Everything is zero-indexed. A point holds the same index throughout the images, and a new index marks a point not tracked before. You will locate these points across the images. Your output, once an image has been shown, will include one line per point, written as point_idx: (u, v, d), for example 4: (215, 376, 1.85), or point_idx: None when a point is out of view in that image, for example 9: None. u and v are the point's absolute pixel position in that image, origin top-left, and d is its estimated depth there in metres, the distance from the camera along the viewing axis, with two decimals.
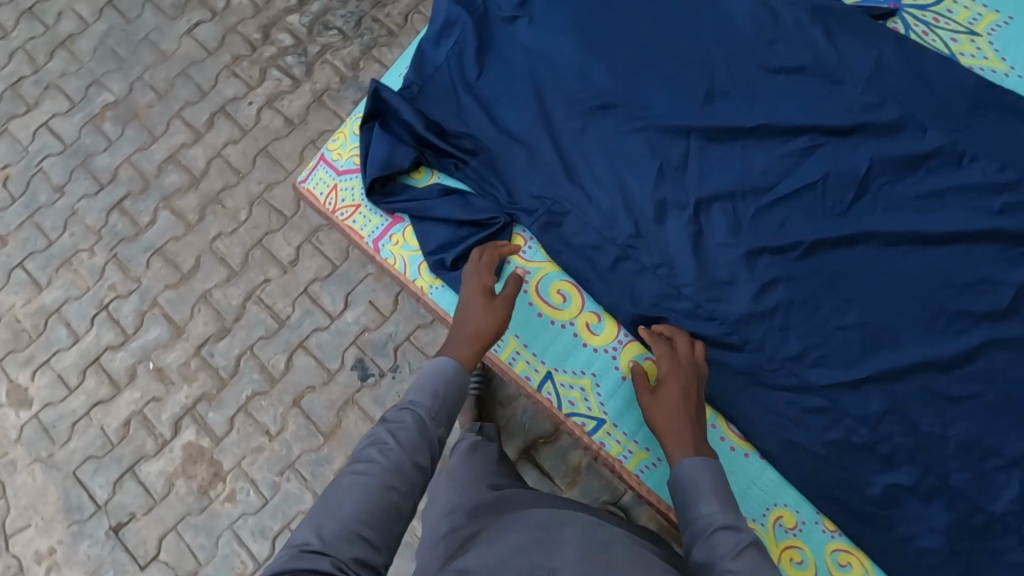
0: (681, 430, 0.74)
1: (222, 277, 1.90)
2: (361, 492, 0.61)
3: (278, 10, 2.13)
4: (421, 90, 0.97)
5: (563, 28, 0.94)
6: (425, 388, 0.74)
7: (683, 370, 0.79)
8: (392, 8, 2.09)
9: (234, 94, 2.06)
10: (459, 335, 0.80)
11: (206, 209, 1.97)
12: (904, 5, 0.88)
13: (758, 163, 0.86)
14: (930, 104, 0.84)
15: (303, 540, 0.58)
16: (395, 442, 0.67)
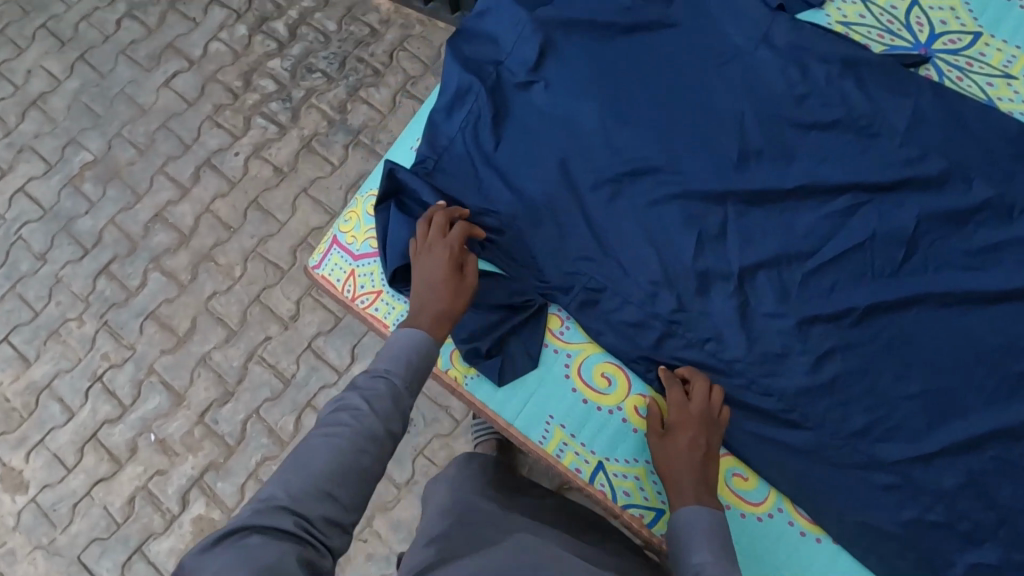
0: (685, 480, 0.73)
1: (221, 337, 1.72)
2: (332, 453, 0.62)
3: (258, 54, 1.97)
4: (438, 165, 0.92)
5: (582, 92, 0.89)
6: (396, 355, 0.73)
7: (695, 419, 0.77)
8: (375, 47, 1.94)
9: (218, 145, 1.90)
10: (422, 312, 0.79)
11: (198, 267, 1.79)
12: (934, 51, 0.85)
13: (802, 227, 0.82)
14: (975, 156, 0.80)
15: (270, 497, 0.58)
16: (366, 407, 0.67)
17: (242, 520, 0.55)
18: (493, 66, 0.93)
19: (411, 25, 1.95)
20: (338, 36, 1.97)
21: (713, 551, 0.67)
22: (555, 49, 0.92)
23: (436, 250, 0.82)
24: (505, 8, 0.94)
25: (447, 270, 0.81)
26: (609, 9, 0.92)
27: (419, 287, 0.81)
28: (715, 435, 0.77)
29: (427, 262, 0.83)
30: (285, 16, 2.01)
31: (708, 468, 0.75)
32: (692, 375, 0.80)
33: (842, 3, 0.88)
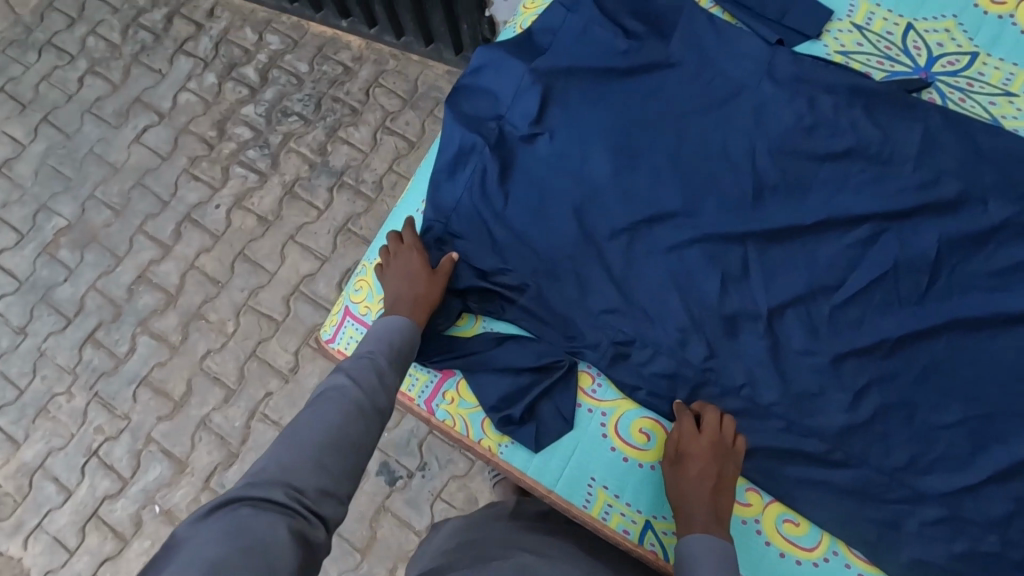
0: (692, 509, 0.71)
1: (219, 397, 1.64)
2: (321, 425, 0.61)
3: (230, 102, 1.91)
4: (447, 226, 0.89)
5: (589, 142, 0.88)
6: (375, 338, 0.75)
7: (706, 449, 0.75)
8: (350, 85, 1.89)
9: (197, 198, 1.83)
10: (398, 302, 0.81)
11: (189, 326, 1.71)
12: (933, 74, 0.85)
13: (825, 261, 0.81)
14: (989, 176, 0.80)
15: (260, 472, 0.56)
16: (351, 383, 0.67)
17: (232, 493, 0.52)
18: (494, 122, 0.91)
19: (384, 59, 1.90)
20: (310, 77, 1.92)
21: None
22: (557, 99, 0.90)
23: (404, 252, 0.86)
24: (501, 62, 0.92)
25: (416, 265, 0.84)
26: (608, 54, 0.90)
27: (391, 286, 0.83)
28: (729, 466, 0.75)
29: (395, 266, 0.86)
30: (254, 61, 1.95)
31: (719, 500, 0.72)
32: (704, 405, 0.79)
33: (839, 32, 0.88)
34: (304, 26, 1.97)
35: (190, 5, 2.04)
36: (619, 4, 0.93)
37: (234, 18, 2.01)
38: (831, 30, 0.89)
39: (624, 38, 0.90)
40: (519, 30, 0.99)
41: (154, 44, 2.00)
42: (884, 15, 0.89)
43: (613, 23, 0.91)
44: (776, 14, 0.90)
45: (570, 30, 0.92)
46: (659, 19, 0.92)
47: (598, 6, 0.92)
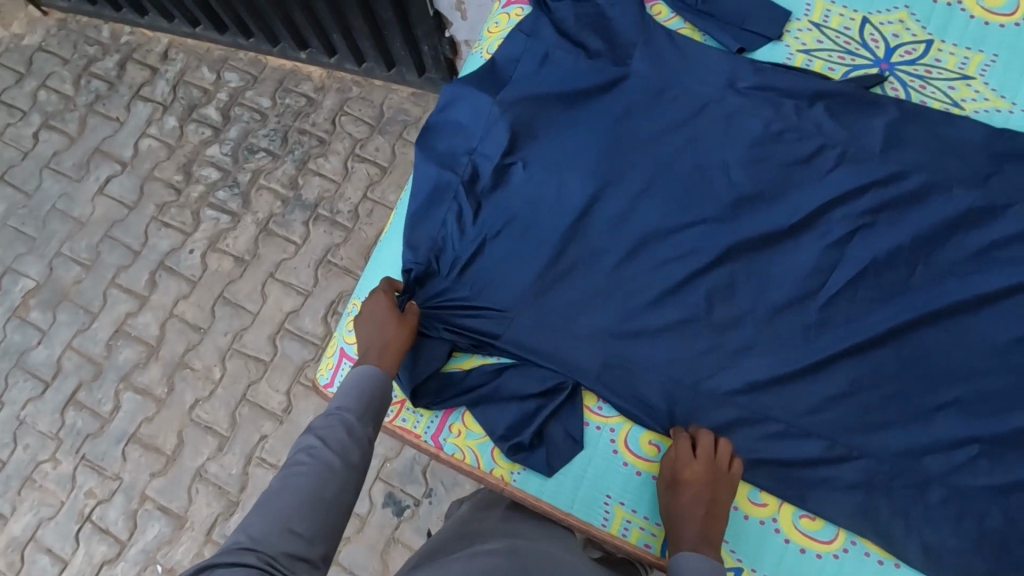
0: (685, 532, 0.73)
1: (213, 447, 1.60)
2: (294, 488, 0.63)
3: (194, 144, 1.88)
4: (430, 266, 0.89)
5: (566, 168, 0.90)
6: (347, 392, 0.75)
7: (701, 472, 0.76)
8: (315, 116, 1.87)
9: (169, 246, 1.79)
10: (367, 350, 0.81)
11: (174, 377, 1.67)
12: (894, 64, 0.88)
13: (804, 260, 0.84)
14: (951, 163, 0.83)
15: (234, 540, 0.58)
16: (322, 443, 0.68)
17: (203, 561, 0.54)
18: (467, 157, 0.91)
19: (347, 87, 1.89)
20: (274, 111, 1.89)
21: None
22: (529, 126, 0.91)
23: (371, 297, 0.86)
24: (469, 95, 0.92)
25: (382, 307, 0.84)
26: (574, 76, 0.92)
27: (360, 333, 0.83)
28: (724, 488, 0.76)
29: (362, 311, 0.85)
30: (214, 100, 1.93)
31: (712, 522, 0.74)
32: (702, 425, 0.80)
33: (799, 32, 0.90)
34: (263, 60, 1.95)
35: (142, 49, 2.00)
36: (580, 24, 0.94)
37: (190, 58, 1.98)
38: (791, 30, 0.91)
39: (588, 61, 0.92)
40: (487, 56, 1.00)
41: (109, 92, 1.96)
42: (840, 11, 0.91)
43: (574, 44, 0.94)
44: (735, 20, 0.91)
45: (534, 57, 0.94)
46: (620, 36, 0.94)
47: (559, 31, 0.95)
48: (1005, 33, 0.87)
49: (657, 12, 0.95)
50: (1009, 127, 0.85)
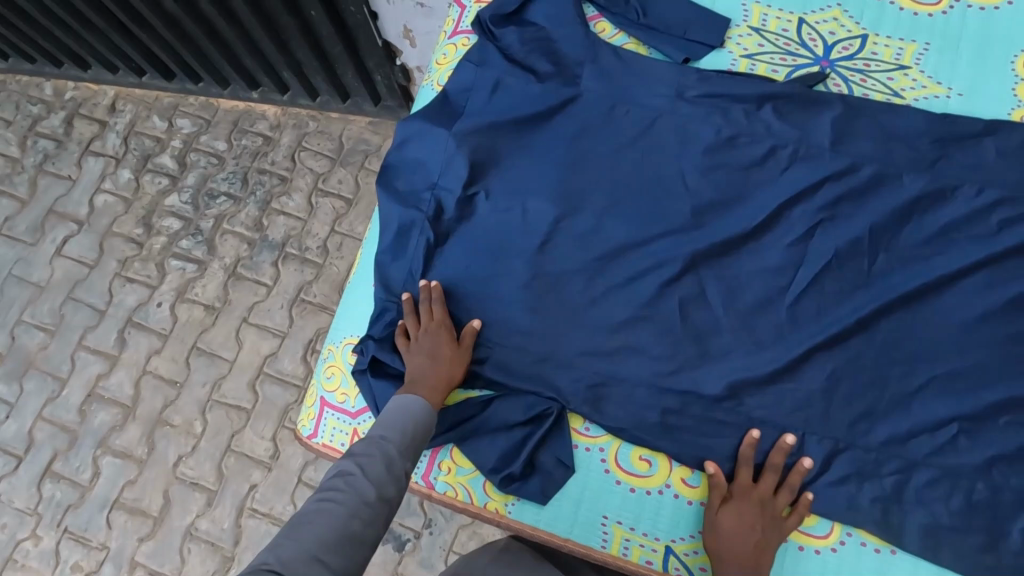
0: (729, 558, 0.74)
1: (202, 502, 1.55)
2: (326, 516, 0.63)
3: (151, 195, 1.84)
4: (401, 305, 0.89)
5: (527, 192, 0.90)
6: (390, 423, 0.76)
7: (754, 504, 0.77)
8: (274, 154, 1.85)
9: (136, 300, 1.74)
10: (420, 381, 0.81)
11: (154, 436, 1.62)
12: (833, 61, 0.90)
13: (769, 260, 0.85)
14: (896, 152, 0.86)
15: (262, 557, 0.58)
16: (359, 472, 0.69)
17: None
18: (429, 193, 0.90)
19: (304, 122, 1.87)
20: (231, 154, 1.87)
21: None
22: (486, 153, 0.91)
23: (434, 324, 0.84)
24: (423, 133, 0.92)
25: (444, 344, 0.83)
26: (526, 102, 0.93)
27: (417, 359, 0.82)
28: (778, 524, 0.76)
29: (422, 339, 0.84)
30: (169, 148, 1.89)
31: (760, 556, 0.74)
32: (776, 461, 0.78)
33: (740, 38, 0.92)
34: (215, 103, 1.92)
35: (88, 103, 1.96)
36: (526, 48, 0.95)
37: (139, 107, 1.94)
38: (732, 37, 0.92)
39: (538, 84, 0.93)
40: (438, 87, 0.99)
41: (58, 150, 1.91)
42: (777, 14, 0.93)
43: (524, 70, 0.94)
44: (678, 31, 0.93)
45: (484, 85, 0.94)
46: (565, 56, 0.95)
47: (506, 57, 0.95)
48: (933, 22, 0.91)
49: (600, 30, 0.96)
50: (949, 111, 0.87)
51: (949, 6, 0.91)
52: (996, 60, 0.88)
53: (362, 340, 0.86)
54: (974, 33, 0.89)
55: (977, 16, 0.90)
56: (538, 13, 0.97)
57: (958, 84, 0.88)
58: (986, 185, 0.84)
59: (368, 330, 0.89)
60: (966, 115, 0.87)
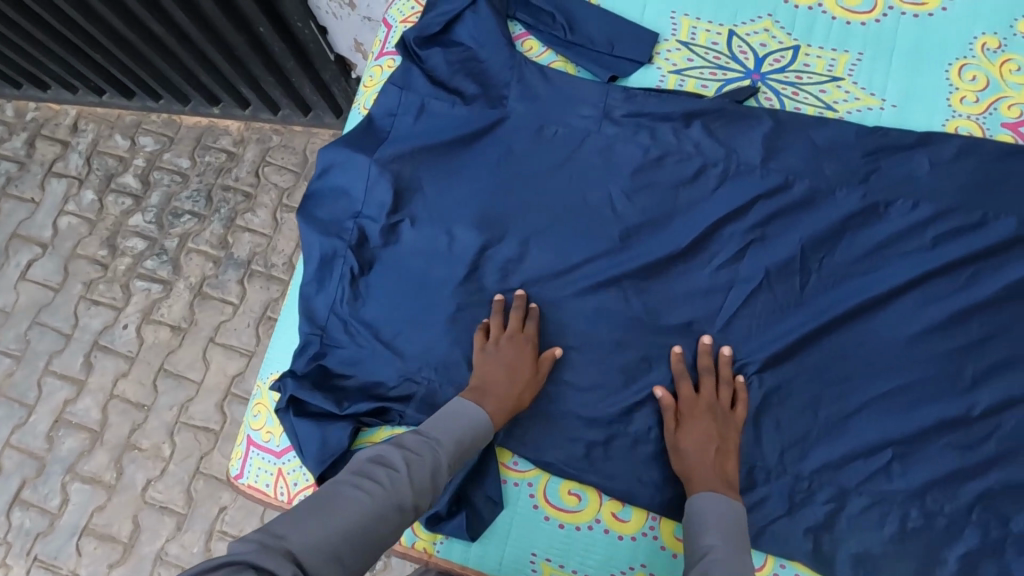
0: (700, 474, 0.73)
1: (172, 527, 1.53)
2: (357, 510, 0.63)
3: (115, 216, 1.81)
4: (326, 340, 0.87)
5: (453, 218, 0.88)
6: (448, 426, 0.74)
7: (708, 412, 0.76)
8: (238, 170, 1.83)
9: (101, 323, 1.72)
10: (489, 392, 0.78)
11: (122, 460, 1.60)
12: (764, 74, 0.88)
13: (699, 283, 0.83)
14: (826, 167, 0.83)
15: (285, 528, 0.57)
16: (404, 470, 0.68)
17: (249, 552, 0.51)
18: (352, 221, 0.88)
19: (267, 137, 1.85)
20: (195, 171, 1.84)
21: (724, 539, 0.67)
22: (411, 180, 0.89)
23: (524, 342, 0.80)
24: (344, 159, 0.89)
25: (523, 363, 0.80)
26: (452, 126, 0.91)
27: (492, 367, 0.79)
28: (728, 424, 0.76)
29: (501, 347, 0.80)
30: (132, 167, 1.87)
31: (726, 463, 0.74)
32: (705, 363, 0.79)
33: (668, 53, 0.89)
34: (177, 120, 1.89)
35: (51, 124, 1.93)
36: (452, 70, 0.93)
37: (101, 126, 1.91)
38: (661, 52, 0.90)
39: (464, 106, 0.91)
40: (364, 111, 0.96)
41: (21, 173, 1.88)
42: (706, 26, 0.90)
43: (450, 92, 0.92)
44: (605, 47, 0.90)
45: (410, 109, 0.92)
46: (491, 78, 0.92)
47: (431, 80, 0.93)
48: (866, 31, 0.88)
49: (527, 48, 0.93)
50: (881, 124, 0.85)
51: (882, 14, 0.88)
52: (930, 69, 0.86)
53: (280, 377, 0.84)
54: (908, 41, 0.87)
55: (910, 23, 0.87)
56: (463, 32, 0.94)
57: (892, 94, 0.86)
58: (920, 199, 0.81)
59: (291, 365, 0.86)
60: (899, 128, 0.84)
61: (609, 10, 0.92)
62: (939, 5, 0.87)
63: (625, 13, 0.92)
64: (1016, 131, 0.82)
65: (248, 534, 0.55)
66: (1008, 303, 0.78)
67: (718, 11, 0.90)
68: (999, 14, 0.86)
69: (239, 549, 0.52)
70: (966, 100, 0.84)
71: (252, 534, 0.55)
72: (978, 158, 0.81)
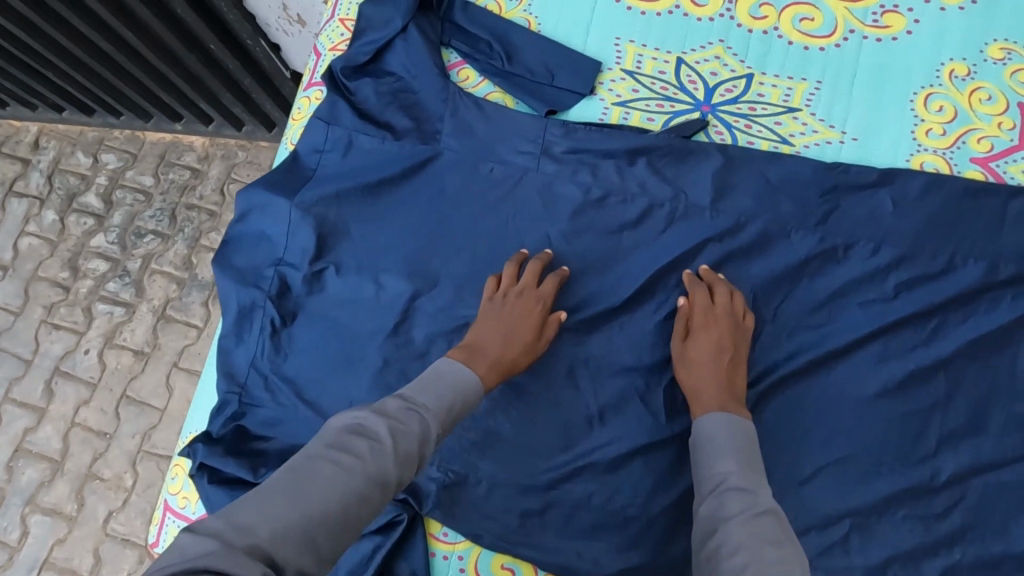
0: (708, 391, 0.69)
1: (135, 562, 1.44)
2: (334, 491, 0.55)
3: (77, 237, 1.69)
4: (246, 399, 0.80)
5: (381, 264, 0.82)
6: (437, 392, 0.67)
7: (723, 319, 0.72)
8: (203, 188, 1.71)
9: (61, 348, 1.61)
10: (484, 352, 0.73)
11: (83, 490, 1.49)
12: (715, 106, 0.81)
13: (644, 336, 0.76)
14: (780, 208, 0.77)
15: (243, 517, 0.51)
16: (388, 439, 0.60)
17: (204, 556, 0.45)
18: (272, 269, 0.82)
19: (233, 153, 1.74)
20: (159, 189, 1.72)
21: (738, 459, 0.62)
22: (336, 224, 0.82)
23: (526, 299, 0.75)
24: (263, 202, 0.83)
25: (527, 324, 0.74)
26: (382, 164, 0.84)
27: (491, 327, 0.74)
28: (742, 340, 0.73)
29: (506, 304, 0.75)
30: (94, 187, 1.74)
31: (734, 377, 0.71)
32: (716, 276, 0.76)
33: (612, 83, 0.83)
34: (140, 136, 1.76)
35: (10, 141, 1.80)
36: (381, 101, 0.86)
37: (62, 143, 1.78)
38: (604, 82, 0.83)
39: (394, 141, 0.85)
40: (290, 147, 0.89)
41: None
42: (653, 54, 0.83)
43: (379, 126, 0.86)
44: (545, 77, 0.83)
45: (337, 145, 0.86)
46: (424, 111, 0.86)
47: (359, 113, 0.86)
48: (826, 56, 0.81)
49: (463, 78, 0.86)
50: (841, 160, 0.78)
51: (843, 37, 0.81)
52: (893, 98, 0.79)
53: (191, 442, 0.78)
54: (870, 68, 0.80)
55: (872, 48, 0.81)
56: (394, 61, 0.87)
57: (852, 126, 0.79)
58: (881, 243, 0.75)
59: (208, 425, 0.80)
60: (860, 164, 0.78)
61: (550, 37, 0.85)
62: (904, 28, 0.81)
63: (567, 40, 0.85)
64: (986, 167, 0.76)
65: (202, 526, 0.49)
66: (974, 358, 0.71)
67: (666, 37, 0.84)
68: (969, 37, 0.79)
69: (192, 552, 0.46)
70: (932, 133, 0.78)
71: (207, 524, 0.49)
72: (945, 195, 0.75)
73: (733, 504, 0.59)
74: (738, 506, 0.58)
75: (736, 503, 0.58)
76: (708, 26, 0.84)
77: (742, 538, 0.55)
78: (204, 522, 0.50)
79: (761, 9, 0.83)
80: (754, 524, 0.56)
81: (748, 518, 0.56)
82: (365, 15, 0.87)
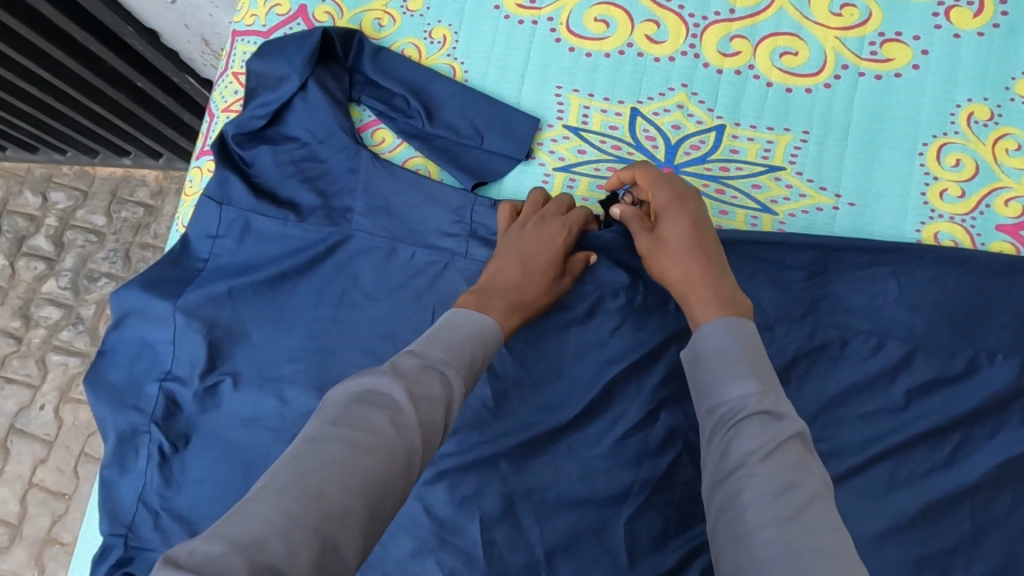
0: (702, 290, 0.54)
1: None
2: (349, 480, 0.40)
3: (26, 282, 1.32)
4: (132, 542, 0.66)
5: (285, 374, 0.67)
6: (453, 344, 0.51)
7: (682, 200, 0.59)
8: (159, 226, 1.33)
9: (13, 406, 1.26)
10: (498, 290, 0.59)
11: (42, 558, 1.18)
12: (678, 166, 0.67)
13: (600, 459, 0.62)
14: (760, 296, 0.62)
15: (240, 528, 0.36)
16: (404, 399, 0.45)
17: None
18: (157, 385, 0.69)
19: None
20: (112, 229, 1.34)
21: (753, 375, 0.46)
22: (232, 326, 0.69)
23: (551, 223, 0.63)
24: (141, 306, 0.70)
25: (549, 253, 0.62)
26: (284, 253, 0.70)
27: (505, 261, 0.61)
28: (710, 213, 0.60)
29: (524, 235, 0.63)
30: (44, 228, 1.35)
31: (720, 257, 0.57)
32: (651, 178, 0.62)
33: (553, 143, 0.70)
34: (91, 169, 1.37)
35: None
36: (283, 174, 0.72)
37: (6, 181, 1.37)
38: (543, 142, 0.70)
39: (297, 224, 0.70)
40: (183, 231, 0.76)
41: None
42: (602, 105, 0.70)
43: (281, 203, 0.71)
44: (474, 139, 0.70)
45: (232, 228, 0.71)
46: (334, 182, 0.72)
47: (257, 188, 0.72)
48: (813, 99, 0.67)
49: (378, 141, 0.73)
50: (834, 231, 0.64)
51: (833, 75, 0.67)
52: (900, 150, 0.65)
53: None
54: (869, 112, 0.66)
55: (870, 88, 0.66)
56: (296, 124, 0.73)
57: (848, 188, 0.65)
58: (885, 337, 0.61)
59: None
60: (857, 235, 0.64)
61: (477, 90, 0.72)
62: (909, 61, 0.66)
63: (498, 92, 0.72)
64: (1017, 237, 0.62)
65: (188, 554, 0.35)
66: (995, 486, 0.57)
67: (616, 85, 0.70)
68: (990, 72, 0.64)
69: None
70: (947, 194, 0.64)
71: (196, 551, 0.35)
72: (961, 276, 0.61)
73: (754, 437, 0.43)
74: (757, 440, 0.43)
75: (759, 435, 0.43)
76: (667, 68, 0.69)
77: (770, 485, 0.41)
78: (190, 547, 0.35)
79: (731, 43, 0.68)
80: (784, 465, 0.42)
81: (773, 456, 0.42)
82: (255, 73, 0.73)
